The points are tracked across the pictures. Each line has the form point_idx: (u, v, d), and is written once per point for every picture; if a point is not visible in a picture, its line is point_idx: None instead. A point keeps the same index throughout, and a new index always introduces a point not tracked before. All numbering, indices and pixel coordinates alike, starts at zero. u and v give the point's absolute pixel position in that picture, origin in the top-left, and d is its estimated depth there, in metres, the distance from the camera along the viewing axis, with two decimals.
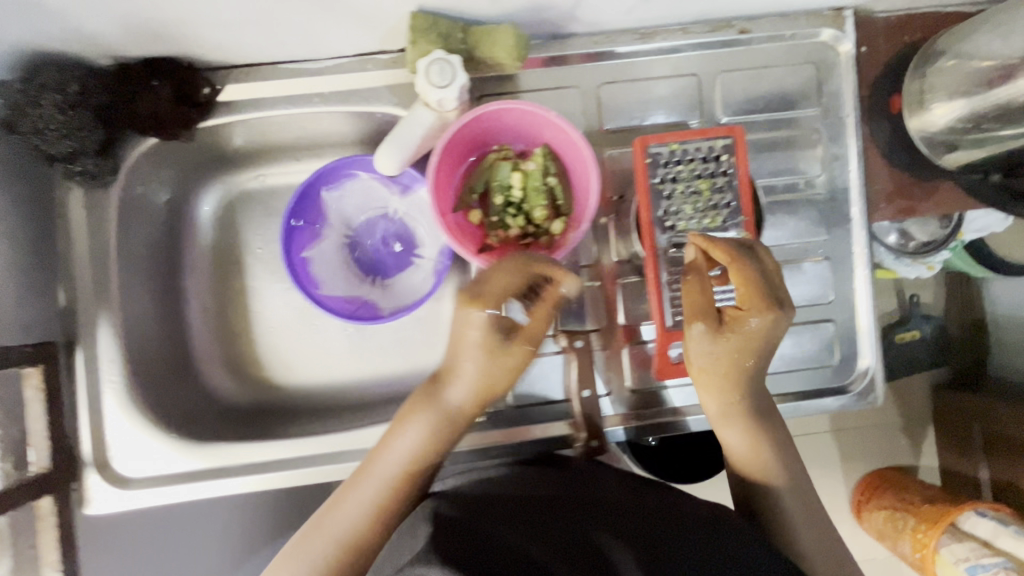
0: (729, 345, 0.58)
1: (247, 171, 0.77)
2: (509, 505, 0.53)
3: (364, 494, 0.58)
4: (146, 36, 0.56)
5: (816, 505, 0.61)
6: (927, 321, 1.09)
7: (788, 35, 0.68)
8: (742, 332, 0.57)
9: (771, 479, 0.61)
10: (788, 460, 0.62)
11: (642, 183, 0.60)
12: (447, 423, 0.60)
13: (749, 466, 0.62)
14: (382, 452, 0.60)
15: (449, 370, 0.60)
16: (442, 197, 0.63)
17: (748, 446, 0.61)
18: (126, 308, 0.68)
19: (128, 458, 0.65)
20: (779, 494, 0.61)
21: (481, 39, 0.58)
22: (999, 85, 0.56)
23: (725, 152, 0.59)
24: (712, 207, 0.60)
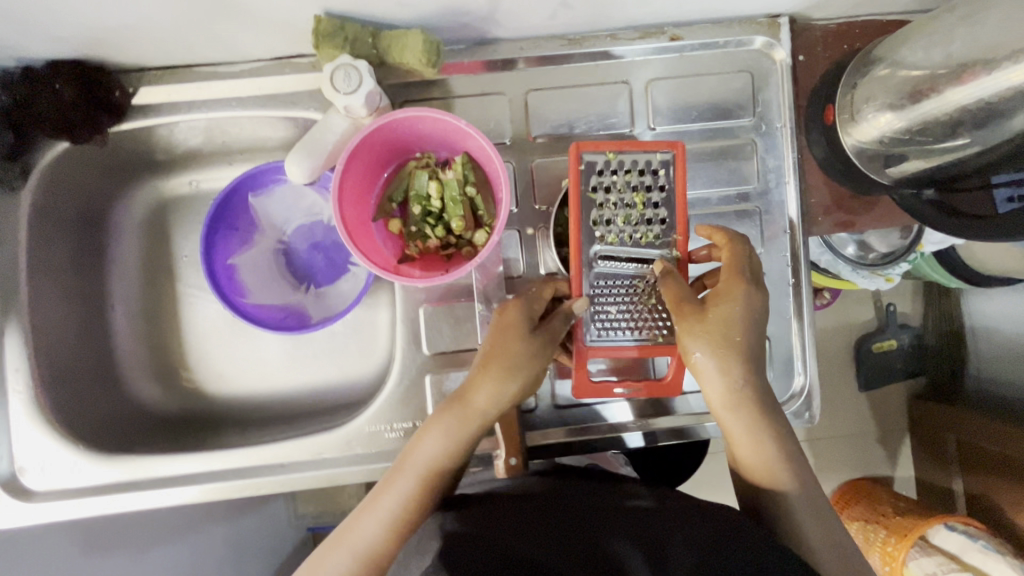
0: (719, 319, 0.54)
1: (180, 174, 0.76)
2: (513, 513, 0.48)
3: (391, 503, 0.53)
4: (53, 45, 0.55)
5: (832, 517, 0.53)
6: (904, 331, 1.18)
7: (721, 43, 0.66)
8: (727, 303, 0.54)
9: (778, 483, 0.53)
10: (799, 466, 0.53)
11: (574, 191, 0.56)
12: (475, 421, 0.56)
13: (753, 469, 0.54)
14: (415, 454, 0.56)
15: (475, 376, 0.57)
16: (359, 206, 0.62)
17: (751, 445, 0.54)
18: (38, 316, 0.66)
19: (39, 471, 0.65)
20: (791, 501, 0.52)
21: (391, 43, 0.58)
22: (925, 99, 0.54)
23: (666, 166, 0.56)
24: (643, 223, 0.57)
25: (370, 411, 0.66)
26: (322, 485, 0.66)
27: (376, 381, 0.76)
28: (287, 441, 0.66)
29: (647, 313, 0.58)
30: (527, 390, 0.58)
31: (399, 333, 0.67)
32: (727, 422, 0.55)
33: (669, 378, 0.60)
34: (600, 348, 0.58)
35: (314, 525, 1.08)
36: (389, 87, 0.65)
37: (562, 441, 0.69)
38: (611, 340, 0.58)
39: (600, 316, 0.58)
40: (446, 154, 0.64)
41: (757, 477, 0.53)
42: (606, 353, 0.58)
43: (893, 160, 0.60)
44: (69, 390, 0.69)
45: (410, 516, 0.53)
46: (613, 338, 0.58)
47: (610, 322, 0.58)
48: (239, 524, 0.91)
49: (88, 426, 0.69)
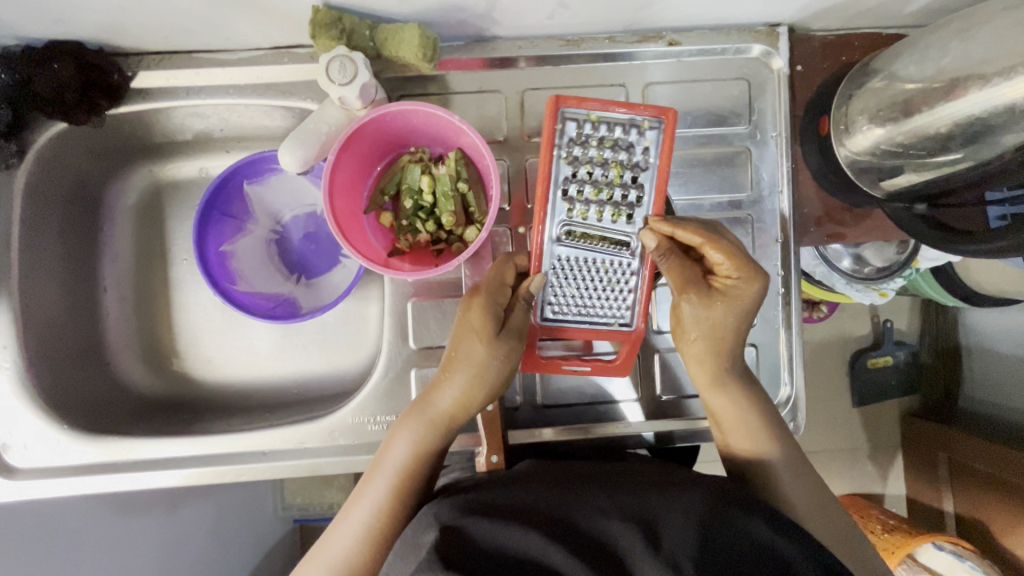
0: (719, 312, 0.57)
1: (190, 161, 0.77)
2: (509, 501, 0.49)
3: (361, 514, 0.55)
4: (53, 26, 0.56)
5: (820, 485, 0.58)
6: (901, 348, 1.17)
7: (719, 49, 0.66)
8: (733, 300, 0.57)
9: (759, 447, 0.58)
10: (783, 438, 0.59)
11: (547, 152, 0.55)
12: (437, 423, 0.57)
13: (737, 436, 0.59)
14: (382, 463, 0.57)
15: (441, 380, 0.58)
16: (351, 197, 0.62)
17: (736, 419, 0.59)
18: (28, 295, 0.66)
19: (21, 448, 0.66)
20: (774, 468, 0.57)
21: (387, 38, 0.58)
22: (917, 113, 0.54)
23: (650, 137, 0.56)
24: (617, 197, 0.57)
25: (355, 402, 0.66)
26: (303, 476, 0.66)
27: (363, 374, 0.76)
28: (270, 429, 0.67)
29: (606, 296, 0.59)
30: (495, 389, 0.58)
31: (387, 326, 0.67)
32: (713, 401, 0.60)
33: (615, 362, 0.60)
34: (554, 326, 0.60)
35: (300, 517, 1.08)
36: (386, 81, 0.65)
37: (544, 441, 0.69)
38: (567, 320, 0.60)
39: (558, 292, 0.59)
40: (441, 149, 0.65)
41: (740, 443, 0.59)
42: (558, 331, 0.60)
43: (888, 173, 0.59)
44: (57, 369, 0.69)
45: (383, 523, 0.55)
46: (567, 318, 0.60)
47: (566, 300, 0.59)
48: (223, 512, 0.91)
49: (74, 405, 0.69)
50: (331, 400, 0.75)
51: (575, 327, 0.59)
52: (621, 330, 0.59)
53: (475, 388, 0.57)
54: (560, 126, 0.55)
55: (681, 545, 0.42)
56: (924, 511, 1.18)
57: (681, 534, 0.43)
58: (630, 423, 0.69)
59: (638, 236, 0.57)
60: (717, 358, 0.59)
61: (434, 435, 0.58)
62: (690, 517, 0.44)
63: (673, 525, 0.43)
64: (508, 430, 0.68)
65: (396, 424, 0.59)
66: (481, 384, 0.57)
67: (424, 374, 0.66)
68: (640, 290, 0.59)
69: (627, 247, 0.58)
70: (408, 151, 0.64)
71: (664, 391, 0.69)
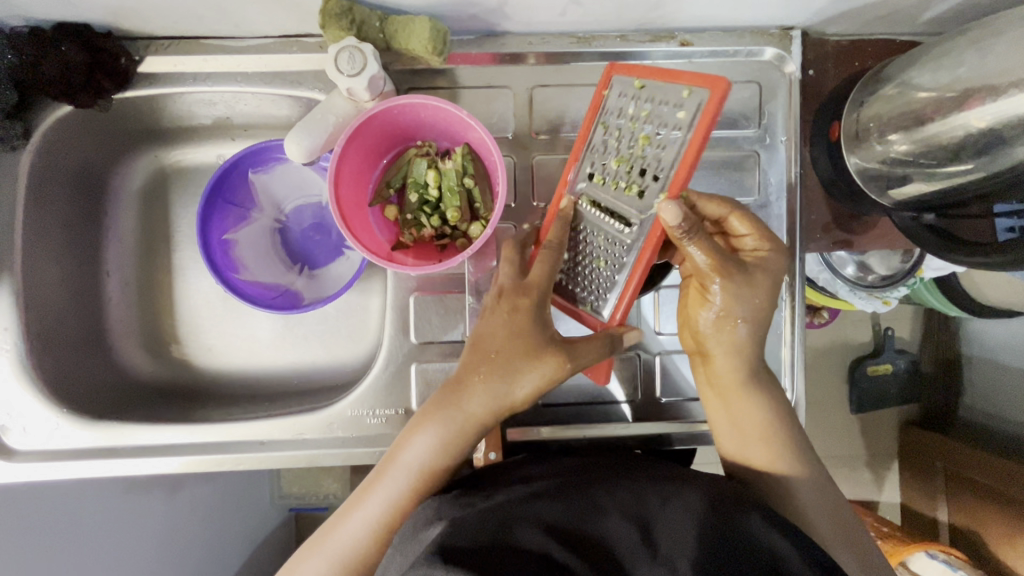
0: (759, 287, 0.56)
1: (207, 147, 0.76)
2: (510, 494, 0.49)
3: (376, 507, 0.55)
4: (60, 8, 0.55)
5: (833, 501, 0.58)
6: (902, 357, 1.17)
7: (731, 52, 0.66)
8: (766, 267, 0.56)
9: (779, 464, 0.58)
10: (802, 454, 0.59)
11: (586, 123, 0.56)
12: (462, 429, 0.55)
13: (757, 449, 0.58)
14: (401, 460, 0.56)
15: (469, 381, 0.54)
16: (357, 189, 0.62)
17: (760, 421, 0.58)
18: (30, 278, 0.66)
19: (21, 432, 0.66)
20: (793, 482, 0.57)
21: (397, 30, 0.57)
22: (929, 122, 0.54)
23: (689, 109, 0.49)
24: (633, 171, 0.52)
25: (355, 395, 0.67)
26: (301, 467, 0.66)
27: (363, 367, 0.76)
28: (268, 420, 0.67)
29: (595, 273, 0.56)
30: (528, 396, 0.55)
31: (388, 320, 0.67)
32: (739, 407, 0.59)
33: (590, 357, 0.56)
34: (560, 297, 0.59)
35: (296, 505, 1.09)
36: (394, 73, 0.65)
37: (542, 440, 0.69)
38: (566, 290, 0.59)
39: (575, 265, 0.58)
40: (447, 144, 0.64)
41: (756, 455, 0.58)
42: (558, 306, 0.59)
43: (896, 181, 0.59)
44: (58, 353, 0.69)
45: (397, 519, 0.54)
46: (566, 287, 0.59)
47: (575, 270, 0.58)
48: (220, 499, 0.92)
49: (73, 389, 0.70)
50: (331, 392, 0.75)
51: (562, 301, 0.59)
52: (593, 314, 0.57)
53: (507, 398, 0.54)
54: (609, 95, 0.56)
55: (680, 546, 0.43)
56: (917, 519, 1.18)
57: (680, 535, 0.43)
58: (629, 424, 0.69)
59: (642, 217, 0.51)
60: (739, 353, 0.58)
61: (460, 441, 0.55)
62: (691, 518, 0.45)
63: (671, 525, 0.44)
64: (506, 427, 0.68)
65: (416, 417, 0.57)
66: (513, 392, 0.54)
67: (424, 369, 0.66)
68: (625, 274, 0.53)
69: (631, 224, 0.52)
70: (415, 145, 0.64)
71: (664, 393, 0.69)
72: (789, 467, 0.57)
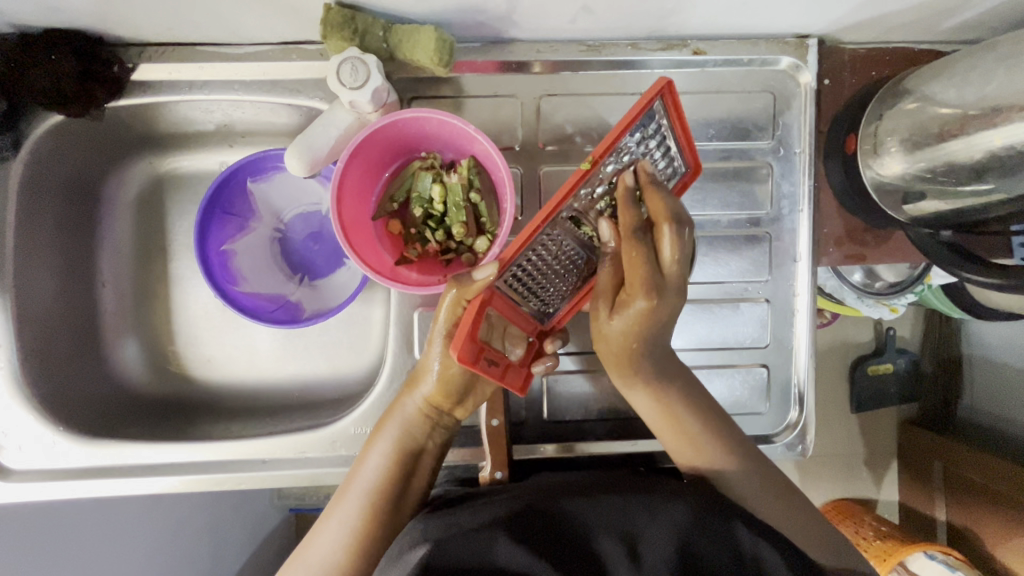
0: (629, 318, 0.52)
1: (206, 154, 0.74)
2: (494, 509, 0.48)
3: (339, 532, 0.54)
4: (47, 16, 0.53)
5: (780, 484, 0.57)
6: (901, 356, 1.15)
7: (745, 60, 0.64)
8: (625, 312, 0.52)
9: (710, 458, 0.57)
10: (732, 445, 0.57)
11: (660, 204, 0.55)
12: (415, 422, 0.58)
13: (678, 447, 0.58)
14: (355, 479, 0.57)
15: (420, 378, 0.58)
16: (359, 202, 0.60)
17: (668, 420, 0.58)
18: (21, 292, 0.64)
19: (16, 450, 0.64)
20: (726, 473, 0.56)
21: (402, 39, 0.55)
22: (950, 140, 0.52)
23: (649, 121, 0.48)
24: (604, 188, 0.51)
25: (358, 412, 0.66)
26: (304, 485, 0.65)
27: (365, 380, 0.74)
28: (268, 437, 0.66)
29: (545, 282, 0.55)
30: (462, 386, 0.58)
31: (392, 336, 0.66)
32: (642, 403, 0.59)
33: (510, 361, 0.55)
34: (530, 319, 0.56)
35: (296, 506, 1.08)
36: (397, 81, 0.63)
37: (548, 456, 0.68)
38: (529, 306, 0.56)
39: (556, 290, 0.56)
40: (453, 156, 0.62)
41: (684, 455, 0.58)
42: (512, 320, 0.54)
43: (911, 197, 0.58)
44: (53, 368, 0.67)
45: (361, 539, 0.54)
46: (529, 302, 0.56)
47: (553, 292, 0.56)
48: (219, 508, 0.91)
49: (68, 405, 0.68)
50: (332, 406, 0.73)
51: (503, 302, 0.53)
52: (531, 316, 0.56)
53: (443, 387, 0.57)
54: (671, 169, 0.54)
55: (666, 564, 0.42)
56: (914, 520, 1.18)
57: (663, 546, 0.43)
58: (637, 441, 0.68)
59: (568, 210, 0.49)
60: (621, 358, 0.56)
61: (408, 441, 0.58)
62: (674, 525, 0.45)
63: (657, 538, 0.44)
64: (512, 444, 0.67)
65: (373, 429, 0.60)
66: (450, 383, 0.57)
67: None
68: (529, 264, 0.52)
69: (562, 220, 0.50)
70: (420, 156, 0.62)
71: None
72: (721, 461, 0.57)
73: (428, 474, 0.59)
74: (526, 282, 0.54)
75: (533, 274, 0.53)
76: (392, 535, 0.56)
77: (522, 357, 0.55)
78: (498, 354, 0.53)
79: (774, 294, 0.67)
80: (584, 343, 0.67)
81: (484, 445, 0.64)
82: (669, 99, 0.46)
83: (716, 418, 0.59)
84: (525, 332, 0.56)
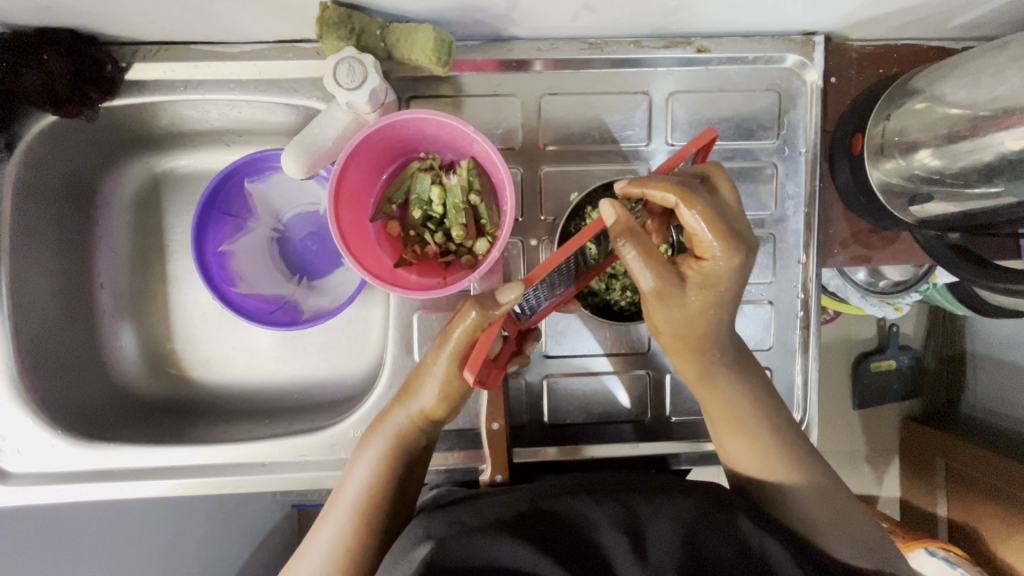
0: (709, 289, 0.50)
1: (203, 154, 0.74)
2: (497, 509, 0.47)
3: (329, 540, 0.53)
4: (39, 16, 0.52)
5: (839, 500, 0.52)
6: (905, 352, 1.14)
7: (750, 58, 0.63)
8: (700, 279, 0.49)
9: (773, 470, 0.53)
10: (799, 458, 0.54)
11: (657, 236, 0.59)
12: (405, 434, 0.57)
13: (739, 449, 0.55)
14: (345, 489, 0.56)
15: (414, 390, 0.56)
16: (357, 206, 0.59)
17: (730, 421, 0.55)
18: (17, 295, 0.64)
19: (15, 453, 0.64)
20: (786, 485, 0.53)
21: (399, 38, 0.54)
22: (959, 142, 0.52)
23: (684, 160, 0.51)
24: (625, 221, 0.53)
25: (358, 415, 0.66)
26: (303, 487, 0.65)
27: (365, 382, 0.74)
28: (268, 440, 0.66)
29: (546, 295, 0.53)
30: (462, 398, 0.56)
31: (392, 338, 0.66)
32: (707, 397, 0.56)
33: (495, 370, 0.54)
34: (517, 324, 0.55)
35: (298, 502, 1.06)
36: (396, 81, 0.62)
37: (548, 459, 0.67)
38: (523, 315, 0.55)
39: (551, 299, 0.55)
40: (453, 157, 0.61)
41: (748, 466, 0.54)
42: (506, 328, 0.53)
43: (918, 199, 0.57)
44: (51, 371, 0.67)
45: (353, 548, 0.53)
46: (526, 313, 0.54)
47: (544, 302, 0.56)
48: (220, 505, 0.91)
49: (68, 408, 0.68)
50: (330, 407, 0.73)
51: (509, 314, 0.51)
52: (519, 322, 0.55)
53: (441, 401, 0.55)
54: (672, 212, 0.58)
55: (667, 555, 0.42)
56: (915, 518, 1.18)
57: (668, 541, 0.43)
58: (638, 444, 0.67)
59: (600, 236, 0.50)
60: (699, 344, 0.53)
61: (401, 452, 0.57)
62: (677, 522, 0.44)
63: (662, 535, 0.43)
64: (513, 446, 0.67)
65: (363, 439, 0.59)
66: (444, 396, 0.55)
67: None
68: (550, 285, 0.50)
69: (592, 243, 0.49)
70: (419, 157, 0.61)
71: (674, 412, 0.68)
72: (786, 473, 0.53)
73: (416, 485, 0.58)
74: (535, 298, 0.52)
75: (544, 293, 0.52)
76: (382, 545, 0.54)
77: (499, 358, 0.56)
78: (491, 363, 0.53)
79: (778, 296, 0.66)
80: (584, 346, 0.67)
81: (484, 450, 0.64)
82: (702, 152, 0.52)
83: (782, 428, 0.55)
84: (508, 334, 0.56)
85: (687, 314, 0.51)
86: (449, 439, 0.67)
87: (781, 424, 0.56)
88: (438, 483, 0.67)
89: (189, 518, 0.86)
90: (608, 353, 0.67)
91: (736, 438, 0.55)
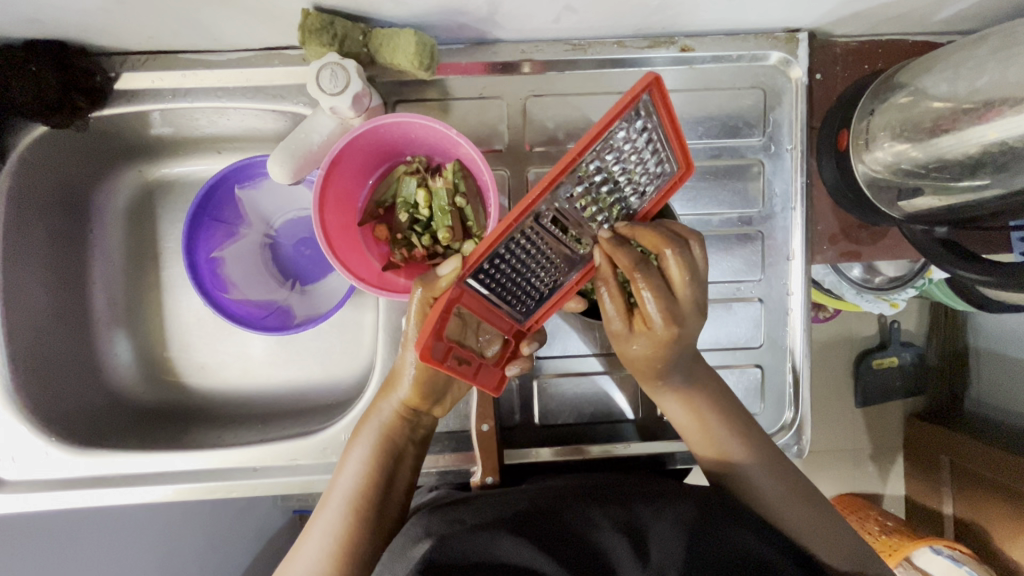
0: (654, 350, 0.52)
1: (194, 162, 0.75)
2: (496, 509, 0.47)
3: (324, 538, 0.53)
4: (24, 30, 0.52)
5: (800, 477, 0.54)
6: (906, 349, 1.13)
7: (734, 56, 0.63)
8: (646, 339, 0.52)
9: (725, 448, 0.55)
10: (751, 438, 0.56)
11: (656, 200, 0.51)
12: (390, 428, 0.58)
13: (695, 440, 0.57)
14: (337, 486, 0.56)
15: (395, 382, 0.58)
16: (344, 209, 0.60)
17: (688, 418, 0.57)
18: (10, 304, 0.65)
19: (8, 460, 0.65)
20: (744, 469, 0.54)
21: (380, 43, 0.55)
22: (943, 135, 0.52)
23: (635, 116, 0.44)
24: (585, 188, 0.47)
25: (350, 418, 0.66)
26: (294, 490, 0.66)
27: (357, 386, 0.74)
28: (260, 445, 0.66)
29: (519, 284, 0.51)
30: (444, 387, 0.58)
31: (384, 340, 0.66)
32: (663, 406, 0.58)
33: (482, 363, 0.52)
34: (507, 319, 0.53)
35: (299, 507, 1.07)
36: (381, 85, 0.62)
37: (541, 460, 0.67)
38: (505, 305, 0.52)
39: (537, 290, 0.52)
40: (439, 159, 0.62)
41: (702, 449, 0.57)
42: (484, 318, 0.51)
43: (906, 193, 0.57)
44: (45, 379, 0.68)
45: (343, 549, 0.52)
46: (505, 302, 0.52)
47: (528, 291, 0.52)
48: (219, 512, 0.91)
49: (64, 415, 0.69)
50: (324, 410, 0.73)
51: (474, 299, 0.50)
52: (510, 317, 0.53)
53: (419, 390, 0.57)
54: (662, 173, 0.50)
55: (671, 558, 0.41)
56: (920, 516, 1.16)
57: (670, 545, 0.42)
58: (631, 444, 0.67)
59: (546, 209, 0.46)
60: (648, 374, 0.56)
61: (389, 445, 0.58)
62: (678, 525, 0.43)
63: (663, 537, 0.42)
64: (503, 448, 0.67)
65: (350, 438, 0.60)
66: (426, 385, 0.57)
67: None
68: (499, 264, 0.49)
69: (539, 219, 0.46)
70: (405, 161, 0.62)
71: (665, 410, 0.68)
72: (739, 454, 0.55)
73: (407, 483, 0.58)
74: (499, 280, 0.50)
75: (507, 274, 0.50)
76: (375, 543, 0.54)
77: (497, 356, 0.54)
78: (470, 353, 0.52)
79: (768, 293, 0.66)
80: (574, 345, 0.67)
81: (475, 452, 0.64)
82: (657, 94, 0.43)
83: (732, 411, 0.57)
84: (501, 332, 0.53)
85: (637, 358, 0.54)
86: (439, 442, 0.68)
87: (728, 406, 0.57)
88: (432, 485, 0.67)
89: (189, 523, 0.86)
90: (598, 353, 0.67)
91: (693, 437, 0.57)
